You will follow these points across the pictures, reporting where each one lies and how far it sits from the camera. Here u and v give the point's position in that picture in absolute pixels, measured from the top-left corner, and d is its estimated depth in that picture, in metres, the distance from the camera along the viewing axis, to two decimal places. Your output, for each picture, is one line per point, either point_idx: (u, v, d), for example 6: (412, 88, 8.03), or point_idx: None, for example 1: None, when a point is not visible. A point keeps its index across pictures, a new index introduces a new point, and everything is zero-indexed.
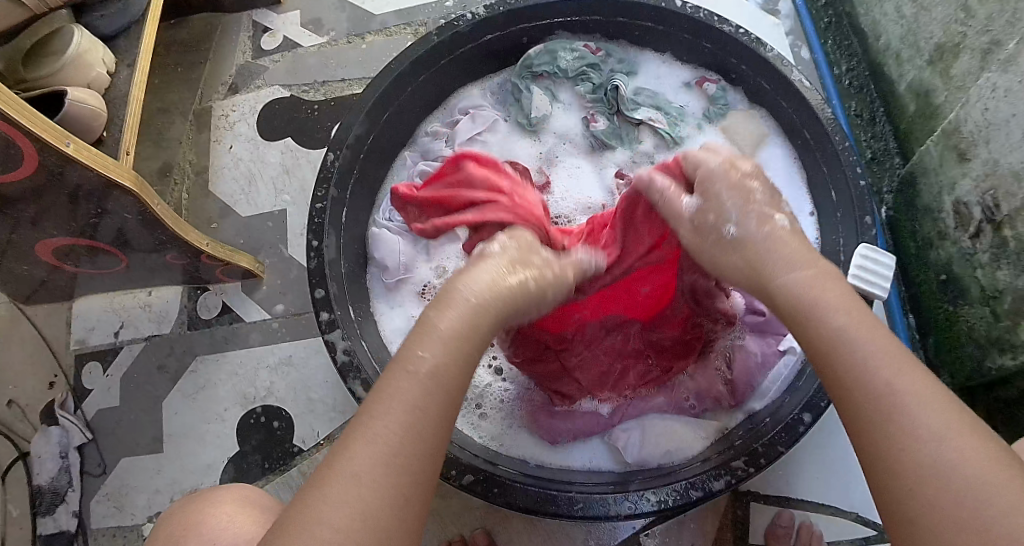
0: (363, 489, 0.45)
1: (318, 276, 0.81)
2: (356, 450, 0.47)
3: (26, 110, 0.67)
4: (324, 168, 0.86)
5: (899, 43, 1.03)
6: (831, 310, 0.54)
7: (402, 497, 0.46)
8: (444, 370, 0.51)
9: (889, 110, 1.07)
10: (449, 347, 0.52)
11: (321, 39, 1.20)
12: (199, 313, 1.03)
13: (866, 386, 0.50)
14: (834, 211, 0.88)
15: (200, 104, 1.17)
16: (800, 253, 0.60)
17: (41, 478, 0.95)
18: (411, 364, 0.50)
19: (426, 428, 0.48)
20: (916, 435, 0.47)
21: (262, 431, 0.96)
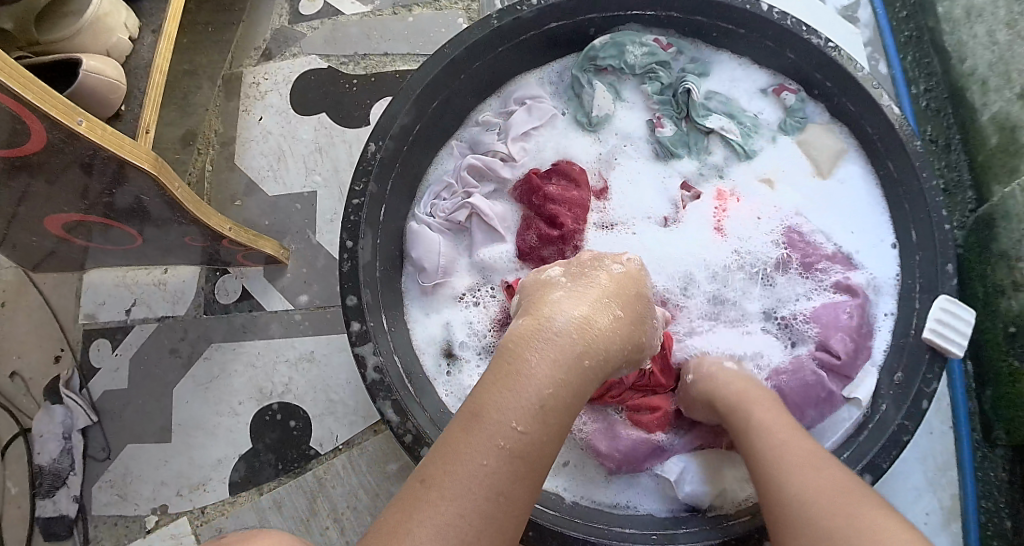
0: None
1: (351, 282, 0.74)
2: (422, 530, 0.43)
3: (34, 83, 0.60)
4: (364, 160, 0.79)
5: (990, 68, 0.94)
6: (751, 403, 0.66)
7: None
8: (533, 451, 0.47)
9: (966, 138, 0.98)
10: (545, 424, 0.48)
11: (364, 7, 1.12)
12: (216, 297, 0.97)
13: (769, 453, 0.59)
14: (914, 252, 0.80)
15: (231, 68, 1.10)
16: (737, 377, 0.71)
17: (43, 458, 0.90)
18: (502, 439, 0.46)
19: (501, 517, 0.45)
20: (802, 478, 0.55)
21: (277, 430, 0.91)
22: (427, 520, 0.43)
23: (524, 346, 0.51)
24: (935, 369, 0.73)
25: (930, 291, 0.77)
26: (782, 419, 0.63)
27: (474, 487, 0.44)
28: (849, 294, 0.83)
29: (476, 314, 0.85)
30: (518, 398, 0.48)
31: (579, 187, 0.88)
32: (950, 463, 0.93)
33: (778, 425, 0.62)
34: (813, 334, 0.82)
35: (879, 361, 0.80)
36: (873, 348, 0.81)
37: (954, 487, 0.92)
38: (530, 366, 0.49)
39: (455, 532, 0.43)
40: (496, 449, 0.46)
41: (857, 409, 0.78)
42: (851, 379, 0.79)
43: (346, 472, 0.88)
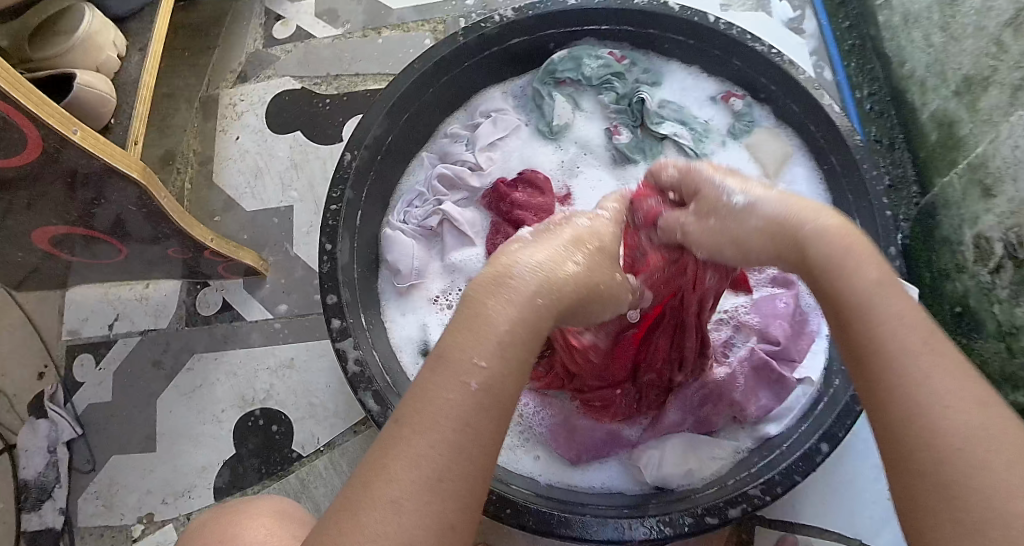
0: (404, 517, 0.41)
1: (331, 281, 0.78)
2: (395, 469, 0.43)
3: (33, 94, 0.64)
4: (341, 168, 0.83)
5: (927, 69, 1.00)
6: (861, 265, 0.50)
7: (448, 523, 0.42)
8: (498, 386, 0.46)
9: (909, 136, 1.05)
10: (506, 360, 0.47)
11: (336, 31, 1.17)
12: (198, 309, 1.00)
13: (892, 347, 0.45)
14: None
15: (209, 91, 1.14)
16: (824, 221, 0.54)
17: (28, 473, 0.91)
18: (466, 375, 0.46)
19: (474, 450, 0.44)
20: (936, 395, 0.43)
21: (260, 435, 0.93)
22: (403, 464, 0.43)
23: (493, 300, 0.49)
24: None
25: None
26: (884, 274, 0.50)
27: (441, 419, 0.44)
28: (785, 286, 0.89)
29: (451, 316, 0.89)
30: (479, 338, 0.47)
31: (545, 193, 0.93)
32: None
33: (901, 305, 0.47)
34: (755, 326, 0.86)
35: (824, 344, 0.85)
36: (816, 332, 0.86)
37: None
38: (495, 319, 0.48)
39: (428, 464, 0.43)
40: (461, 385, 0.45)
41: (811, 386, 0.81)
42: (796, 365, 0.83)
43: (328, 473, 0.90)
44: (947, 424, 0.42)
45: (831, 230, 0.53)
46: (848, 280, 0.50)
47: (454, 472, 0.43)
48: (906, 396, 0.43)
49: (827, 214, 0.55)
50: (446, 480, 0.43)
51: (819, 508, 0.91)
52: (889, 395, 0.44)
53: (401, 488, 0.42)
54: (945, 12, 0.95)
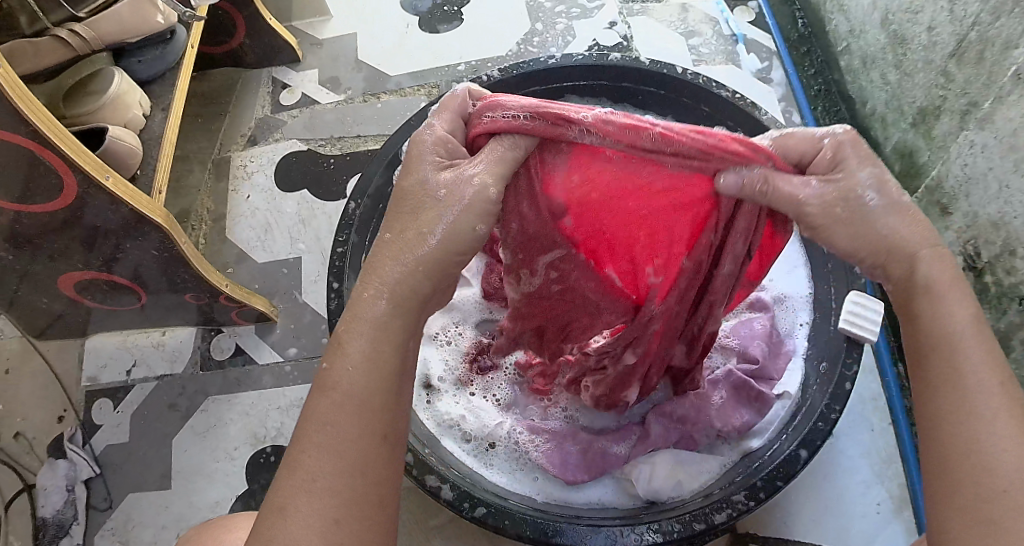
0: (288, 520, 0.49)
1: (338, 316, 0.85)
2: (286, 483, 0.50)
3: (69, 140, 0.74)
4: (346, 215, 0.91)
5: (886, 106, 1.06)
6: (955, 302, 0.53)
7: (331, 519, 0.49)
8: (359, 388, 0.52)
9: None
10: (364, 369, 0.53)
11: (338, 96, 1.28)
12: (212, 354, 1.07)
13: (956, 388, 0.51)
14: (824, 261, 0.90)
15: (220, 153, 1.24)
16: (936, 256, 0.54)
17: (46, 510, 0.96)
18: (331, 389, 0.52)
19: (349, 451, 0.51)
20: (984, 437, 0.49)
21: (271, 469, 0.98)
22: (287, 475, 0.51)
23: (354, 332, 0.54)
24: (854, 354, 0.81)
25: (841, 292, 0.87)
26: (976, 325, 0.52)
27: (318, 431, 0.51)
28: (761, 310, 0.94)
29: (457, 349, 0.95)
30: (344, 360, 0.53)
31: None
32: (894, 455, 0.96)
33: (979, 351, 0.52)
34: (734, 347, 0.92)
35: (800, 362, 0.88)
36: (792, 351, 0.89)
37: (901, 477, 0.95)
38: (352, 349, 0.54)
39: (310, 474, 0.50)
40: (330, 396, 0.52)
41: (788, 400, 0.84)
42: (776, 382, 0.87)
43: None
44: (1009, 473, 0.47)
45: (942, 272, 0.54)
46: (946, 328, 0.53)
47: (327, 475, 0.50)
48: (972, 444, 0.49)
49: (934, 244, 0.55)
50: (318, 481, 0.50)
51: (811, 525, 0.92)
52: (958, 450, 0.49)
53: (288, 491, 0.50)
54: (897, 51, 1.01)
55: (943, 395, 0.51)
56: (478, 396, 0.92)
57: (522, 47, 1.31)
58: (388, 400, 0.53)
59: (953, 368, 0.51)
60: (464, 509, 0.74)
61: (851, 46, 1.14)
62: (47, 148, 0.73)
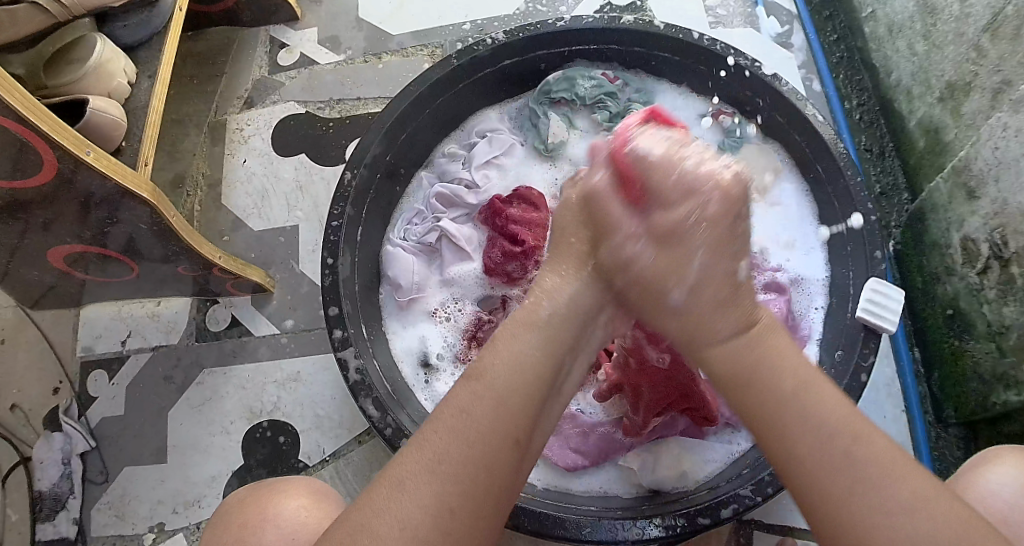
0: (403, 496, 0.48)
1: (332, 294, 0.81)
2: (408, 457, 0.51)
3: (47, 117, 0.70)
4: (342, 187, 0.86)
5: (913, 78, 1.00)
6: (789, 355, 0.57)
7: (448, 508, 0.48)
8: (515, 379, 0.54)
9: (899, 148, 1.04)
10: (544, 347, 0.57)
11: (337, 57, 1.22)
12: (207, 326, 1.04)
13: (821, 440, 0.51)
14: (845, 244, 0.87)
15: (217, 116, 1.19)
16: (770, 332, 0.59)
17: (43, 484, 0.97)
18: (477, 374, 0.54)
19: (481, 442, 0.51)
20: (864, 474, 0.48)
21: (267, 445, 0.97)
22: (412, 453, 0.51)
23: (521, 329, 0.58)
24: (871, 345, 0.77)
25: (859, 280, 0.83)
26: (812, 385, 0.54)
27: (447, 412, 0.53)
28: (778, 292, 0.90)
29: (459, 326, 0.92)
30: (497, 351, 0.56)
31: (540, 208, 0.94)
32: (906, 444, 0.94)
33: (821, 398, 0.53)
34: None
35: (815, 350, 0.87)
36: (808, 337, 0.88)
37: None
38: (511, 348, 0.56)
39: (442, 454, 0.50)
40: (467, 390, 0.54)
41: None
42: None
43: (333, 482, 0.94)
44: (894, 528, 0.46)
45: (745, 342, 0.58)
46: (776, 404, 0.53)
47: (450, 455, 0.50)
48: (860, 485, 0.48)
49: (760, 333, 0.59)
50: (443, 463, 0.50)
51: None
52: (840, 497, 0.48)
53: (410, 469, 0.50)
54: (926, 21, 0.95)
55: (811, 461, 0.50)
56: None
57: (530, 5, 1.24)
58: (526, 407, 0.54)
59: (793, 434, 0.52)
60: None
61: (876, 12, 1.07)
62: (26, 127, 0.69)
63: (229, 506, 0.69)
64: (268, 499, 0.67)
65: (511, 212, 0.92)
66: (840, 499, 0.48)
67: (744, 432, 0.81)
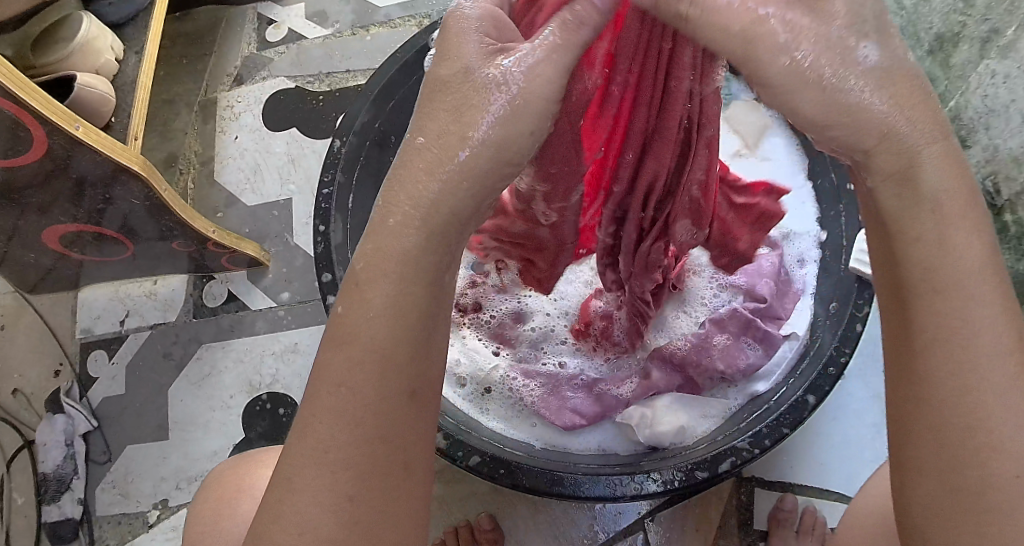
0: (295, 495, 0.43)
1: (325, 261, 0.82)
2: (293, 448, 0.44)
3: (38, 93, 0.69)
4: (331, 155, 0.88)
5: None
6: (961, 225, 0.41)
7: (346, 497, 0.43)
8: (378, 346, 0.44)
9: None
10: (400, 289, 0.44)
11: (325, 31, 1.22)
12: (204, 302, 1.05)
13: (969, 359, 0.40)
14: None
15: (207, 94, 1.19)
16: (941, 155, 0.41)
17: (47, 466, 0.99)
18: (344, 339, 0.44)
19: (365, 419, 0.44)
20: (992, 410, 0.40)
21: (268, 417, 0.97)
22: (297, 442, 0.44)
23: (375, 271, 0.44)
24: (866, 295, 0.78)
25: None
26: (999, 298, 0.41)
27: (323, 394, 0.44)
28: (770, 247, 0.89)
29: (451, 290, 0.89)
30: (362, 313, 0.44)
31: None
32: None
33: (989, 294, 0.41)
34: (741, 285, 0.86)
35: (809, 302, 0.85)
36: (801, 291, 0.86)
37: None
38: (374, 296, 0.44)
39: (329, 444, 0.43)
40: (339, 373, 0.44)
41: (796, 341, 0.80)
42: (783, 321, 0.83)
43: None
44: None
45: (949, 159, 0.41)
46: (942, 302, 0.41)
47: (336, 444, 0.43)
48: (980, 422, 0.40)
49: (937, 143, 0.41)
50: (330, 452, 0.43)
51: (825, 474, 0.89)
52: (964, 417, 0.40)
53: (298, 461, 0.44)
54: None
55: (945, 409, 0.41)
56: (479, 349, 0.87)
57: None
58: (413, 364, 0.45)
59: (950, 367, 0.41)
60: (459, 458, 0.72)
61: None
62: (19, 106, 0.68)
63: (216, 475, 0.70)
64: (246, 478, 0.66)
65: None
66: (969, 460, 0.40)
67: (738, 387, 0.81)
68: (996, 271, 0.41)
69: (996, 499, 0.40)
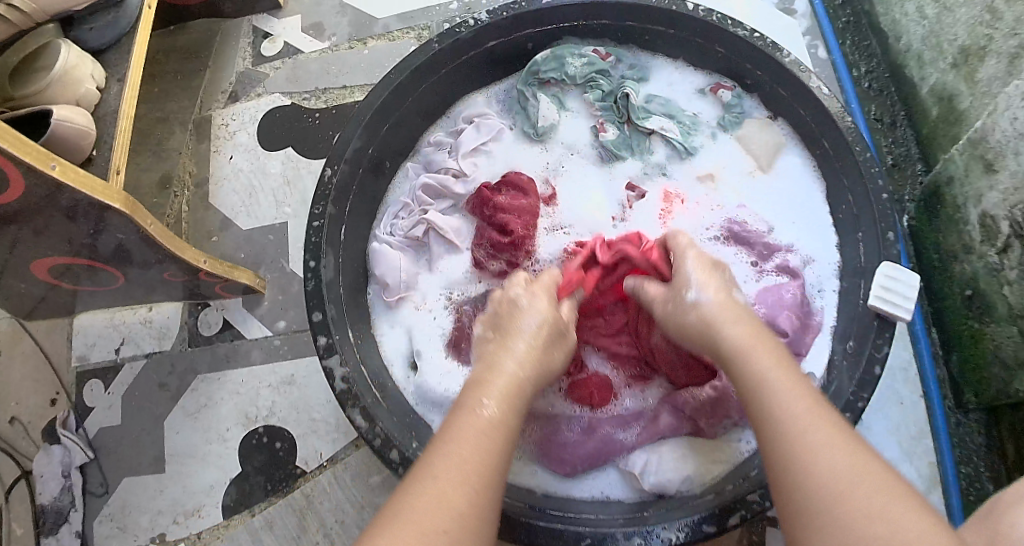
0: (447, 488, 0.52)
1: (316, 299, 0.78)
2: (433, 462, 0.54)
3: (9, 134, 0.66)
4: (322, 185, 0.83)
5: (923, 42, 0.93)
6: (757, 355, 0.59)
7: (483, 498, 0.53)
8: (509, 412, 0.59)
9: (911, 112, 0.98)
10: (521, 387, 0.62)
11: (321, 44, 1.18)
12: (199, 331, 1.03)
13: (784, 431, 0.53)
14: (855, 230, 0.80)
15: (201, 112, 1.16)
16: (747, 331, 0.62)
17: (44, 498, 0.98)
18: (477, 410, 0.58)
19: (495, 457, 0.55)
20: (816, 460, 0.50)
21: (264, 452, 0.95)
22: (443, 458, 0.54)
23: (502, 360, 0.64)
24: (884, 335, 0.72)
25: (871, 267, 0.76)
26: (832, 417, 0.54)
27: (472, 435, 0.56)
28: (790, 277, 0.84)
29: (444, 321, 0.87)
30: (488, 387, 0.61)
31: (529, 195, 0.90)
32: (924, 430, 0.90)
33: (791, 389, 0.56)
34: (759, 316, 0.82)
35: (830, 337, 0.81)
36: (820, 325, 0.81)
37: (930, 455, 0.89)
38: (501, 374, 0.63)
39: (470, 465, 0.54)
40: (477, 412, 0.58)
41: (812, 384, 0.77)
42: (802, 357, 0.79)
43: (331, 487, 0.92)
44: (879, 524, 0.46)
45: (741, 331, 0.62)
46: (775, 426, 0.54)
47: (483, 463, 0.54)
48: (812, 468, 0.50)
49: (743, 321, 0.64)
50: (470, 463, 0.54)
51: None
52: (794, 467, 0.51)
53: (439, 466, 0.53)
54: None
55: (785, 469, 0.51)
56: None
57: None
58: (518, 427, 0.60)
59: (799, 455, 0.51)
60: None
61: None
62: None
63: None
64: None
65: (516, 187, 0.90)
66: (816, 494, 0.49)
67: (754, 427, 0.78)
68: (799, 380, 0.57)
69: (854, 521, 0.46)
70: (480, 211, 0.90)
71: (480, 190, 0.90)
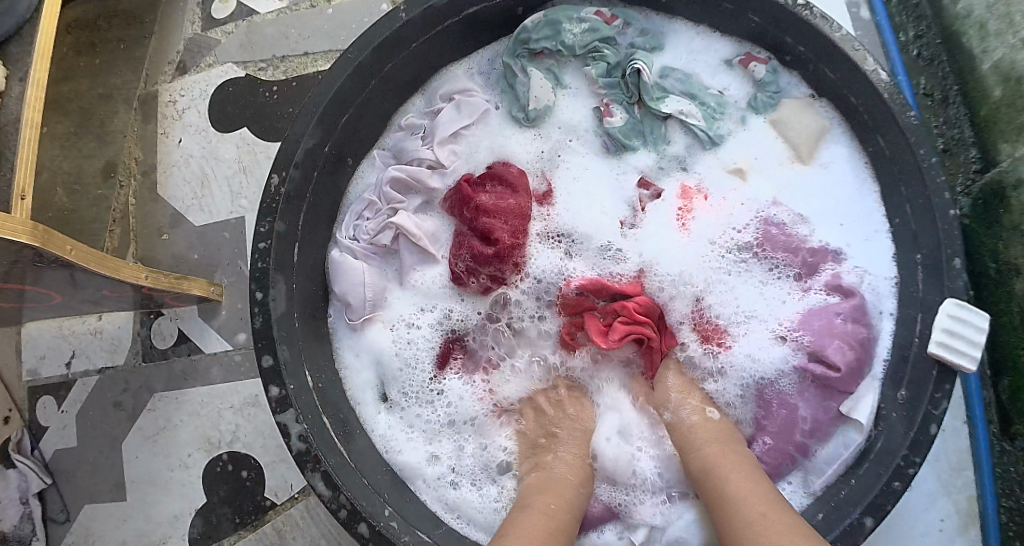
0: None
1: (264, 339, 0.67)
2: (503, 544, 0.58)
3: None
4: (267, 196, 0.70)
5: (988, 8, 0.77)
6: (726, 471, 0.64)
7: None
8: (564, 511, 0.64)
9: (967, 91, 0.81)
10: (576, 491, 0.67)
11: (279, 4, 1.01)
12: (153, 343, 0.92)
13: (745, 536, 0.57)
14: (914, 249, 0.68)
15: (147, 87, 1.01)
16: (716, 445, 0.67)
17: (4, 525, 0.89)
18: (544, 509, 0.63)
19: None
20: None
21: (230, 481, 0.87)
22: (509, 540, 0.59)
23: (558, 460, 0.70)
24: (944, 389, 0.62)
25: (930, 300, 0.65)
26: (788, 518, 0.57)
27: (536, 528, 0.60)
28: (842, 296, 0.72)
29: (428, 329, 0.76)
30: (549, 488, 0.66)
31: (517, 192, 0.76)
32: (964, 462, 0.79)
33: (752, 498, 0.60)
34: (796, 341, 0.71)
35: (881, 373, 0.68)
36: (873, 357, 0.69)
37: (970, 488, 0.79)
38: (565, 477, 0.68)
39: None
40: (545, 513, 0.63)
41: (857, 437, 0.66)
42: (851, 395, 0.68)
43: (304, 522, 0.85)
44: None
45: (711, 447, 0.67)
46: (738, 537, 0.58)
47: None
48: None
49: (711, 436, 0.68)
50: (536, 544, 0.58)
51: None
52: None
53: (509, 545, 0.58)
54: None
55: None
56: (470, 427, 0.74)
57: None
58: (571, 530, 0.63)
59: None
60: None
61: None
62: None
63: None
64: None
65: (506, 182, 0.76)
66: None
67: (789, 477, 0.69)
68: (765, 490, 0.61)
69: None
70: (459, 210, 0.76)
71: (460, 186, 0.75)
